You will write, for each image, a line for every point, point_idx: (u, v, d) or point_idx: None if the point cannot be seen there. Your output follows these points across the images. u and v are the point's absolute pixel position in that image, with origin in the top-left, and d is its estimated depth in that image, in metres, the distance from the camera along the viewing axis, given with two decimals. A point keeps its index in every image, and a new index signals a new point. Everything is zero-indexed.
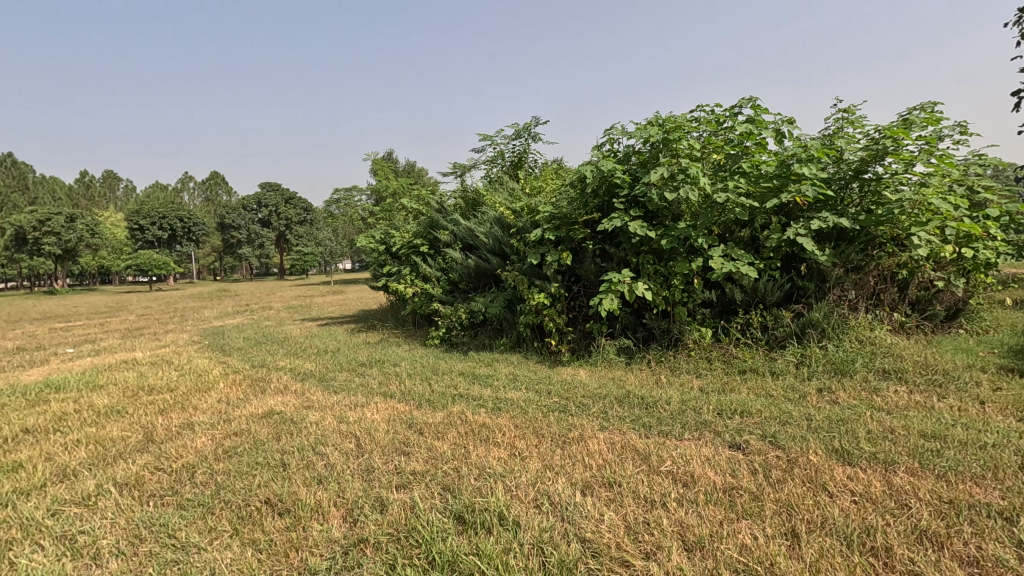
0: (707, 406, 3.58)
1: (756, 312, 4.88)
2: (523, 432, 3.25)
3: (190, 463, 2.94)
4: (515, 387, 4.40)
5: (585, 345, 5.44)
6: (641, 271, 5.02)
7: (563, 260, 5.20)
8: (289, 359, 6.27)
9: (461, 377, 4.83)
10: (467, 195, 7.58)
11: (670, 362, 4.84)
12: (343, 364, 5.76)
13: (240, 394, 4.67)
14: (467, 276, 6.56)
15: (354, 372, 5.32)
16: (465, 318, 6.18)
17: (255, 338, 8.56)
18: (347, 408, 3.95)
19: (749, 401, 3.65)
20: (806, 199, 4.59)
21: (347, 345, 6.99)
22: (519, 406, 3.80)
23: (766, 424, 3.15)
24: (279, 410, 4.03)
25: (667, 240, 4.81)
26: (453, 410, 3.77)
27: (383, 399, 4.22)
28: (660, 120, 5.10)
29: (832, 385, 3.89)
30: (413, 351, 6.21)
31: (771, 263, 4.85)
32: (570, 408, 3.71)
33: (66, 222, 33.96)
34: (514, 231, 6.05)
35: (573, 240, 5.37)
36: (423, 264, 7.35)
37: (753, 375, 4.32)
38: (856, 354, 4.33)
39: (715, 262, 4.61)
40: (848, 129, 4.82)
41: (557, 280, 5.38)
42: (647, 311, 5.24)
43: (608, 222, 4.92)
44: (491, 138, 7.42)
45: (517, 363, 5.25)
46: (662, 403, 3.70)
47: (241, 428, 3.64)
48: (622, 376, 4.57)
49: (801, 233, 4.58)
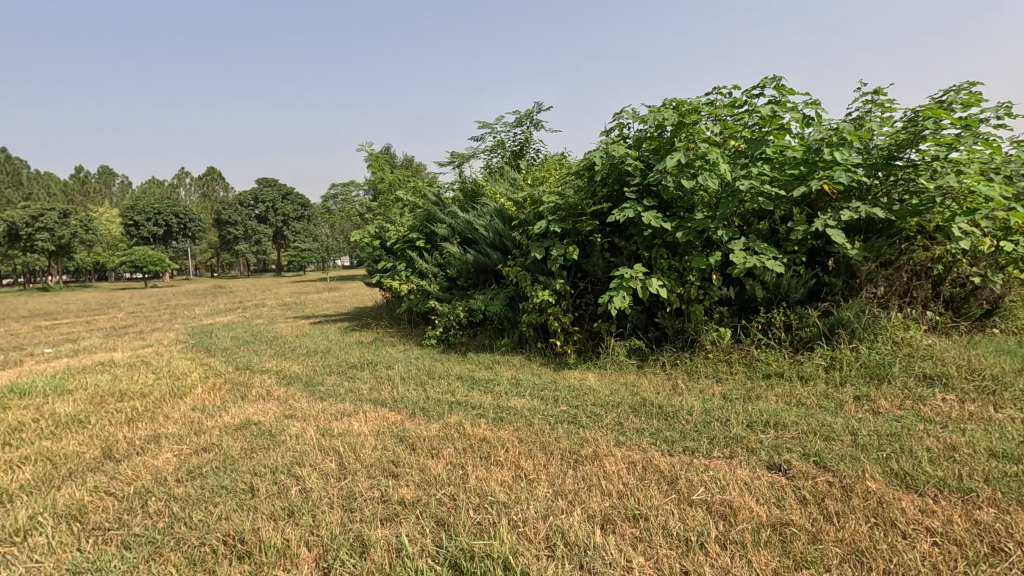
0: (734, 416, 3.19)
1: (779, 311, 4.49)
2: (529, 449, 2.86)
3: (146, 487, 2.55)
4: (519, 394, 4.01)
5: (592, 346, 5.05)
6: (654, 266, 4.63)
7: (570, 255, 4.81)
8: (276, 361, 5.88)
9: (459, 381, 4.44)
10: (465, 187, 7.18)
11: (686, 365, 4.45)
12: (332, 366, 5.37)
13: (218, 400, 4.28)
14: (466, 272, 6.18)
15: (343, 376, 4.93)
16: (464, 317, 5.79)
17: (243, 337, 8.17)
18: (332, 419, 3.57)
19: (781, 411, 3.26)
20: (836, 187, 4.20)
21: (338, 346, 6.60)
22: (523, 416, 3.42)
23: (805, 439, 2.76)
24: (257, 420, 3.64)
25: (684, 233, 4.41)
26: (449, 421, 3.39)
27: (372, 408, 3.83)
28: (675, 103, 4.71)
29: (870, 392, 3.50)
30: (408, 352, 5.82)
31: (796, 257, 4.46)
32: (580, 419, 3.33)
33: (59, 218, 33.51)
34: (516, 224, 5.66)
35: (580, 233, 4.97)
36: (419, 260, 6.97)
37: (780, 380, 3.93)
38: (893, 357, 3.94)
39: (736, 256, 4.22)
40: (879, 112, 4.42)
41: (563, 276, 4.99)
42: (660, 309, 4.85)
43: (620, 213, 4.52)
44: (491, 126, 7.02)
45: (519, 366, 4.86)
46: (682, 413, 3.32)
47: (212, 441, 3.25)
48: (635, 380, 4.18)
49: (830, 224, 4.19)
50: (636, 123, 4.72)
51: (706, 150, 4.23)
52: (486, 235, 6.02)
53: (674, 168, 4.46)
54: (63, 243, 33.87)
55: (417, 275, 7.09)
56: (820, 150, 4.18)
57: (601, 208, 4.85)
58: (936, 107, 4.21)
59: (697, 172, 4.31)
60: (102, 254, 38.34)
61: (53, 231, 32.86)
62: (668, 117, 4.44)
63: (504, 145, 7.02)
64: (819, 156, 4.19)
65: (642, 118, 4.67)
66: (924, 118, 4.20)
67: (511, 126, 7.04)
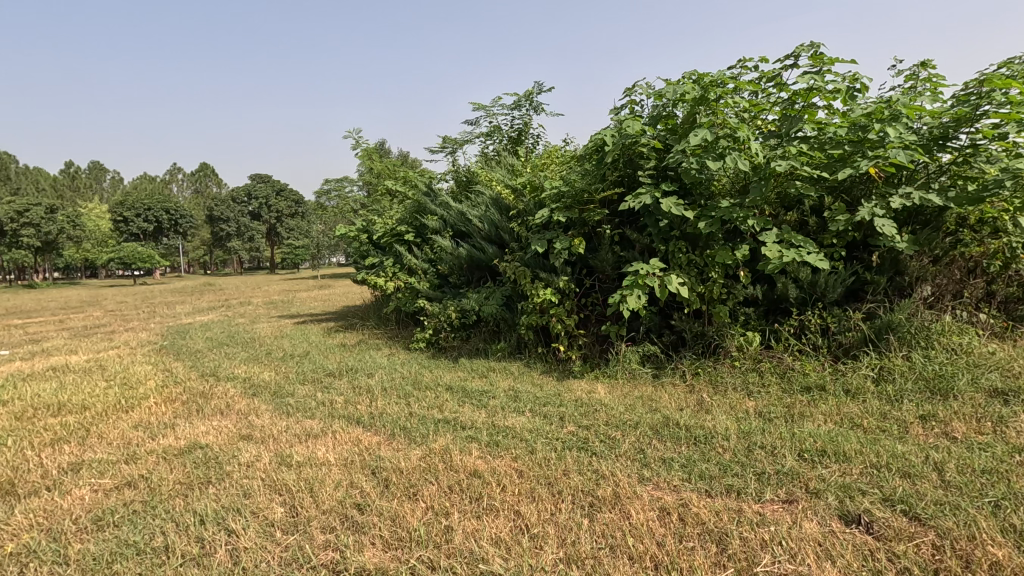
0: (781, 442, 2.61)
1: (814, 313, 3.93)
2: (530, 489, 2.29)
3: (35, 544, 1.97)
4: (518, 410, 3.42)
5: (599, 352, 4.48)
6: (672, 261, 4.06)
7: (576, 248, 4.23)
8: (246, 367, 5.27)
9: (448, 393, 3.86)
10: (458, 176, 6.58)
11: (710, 375, 3.88)
12: (307, 373, 4.78)
13: (167, 415, 3.68)
14: (459, 268, 5.58)
15: (318, 386, 4.34)
16: (456, 318, 5.20)
17: (217, 338, 7.55)
18: (294, 443, 2.98)
19: (834, 435, 2.70)
20: (884, 170, 3.64)
21: (318, 350, 5.99)
22: (522, 441, 2.84)
23: (879, 478, 2.19)
24: (203, 443, 3.04)
25: (707, 224, 3.84)
26: (433, 447, 2.80)
27: (344, 428, 3.24)
28: (695, 76, 4.14)
29: (936, 410, 2.95)
30: (393, 358, 5.23)
31: (834, 252, 3.90)
32: (592, 444, 2.75)
33: (45, 213, 32.68)
34: (514, 215, 5.08)
35: (587, 224, 4.39)
36: (408, 255, 6.38)
37: (822, 394, 3.37)
38: (954, 368, 3.38)
39: (769, 249, 3.65)
40: (932, 86, 3.85)
41: (567, 273, 4.41)
42: (676, 310, 4.29)
43: (633, 200, 3.94)
44: (486, 108, 6.43)
45: (517, 374, 4.28)
46: (716, 437, 2.74)
47: (143, 472, 2.66)
48: (653, 393, 3.60)
49: (879, 212, 3.62)
50: (651, 99, 4.16)
51: (735, 125, 3.66)
52: (481, 227, 5.43)
53: (697, 148, 3.90)
54: (49, 239, 33.07)
55: (406, 271, 6.49)
56: (867, 127, 3.62)
57: (611, 196, 4.27)
58: (1000, 79, 3.64)
59: (724, 153, 3.73)
60: (90, 250, 37.50)
61: (38, 227, 32.05)
62: (690, 90, 3.88)
63: (502, 130, 6.43)
64: (867, 134, 3.62)
65: (658, 92, 4.11)
66: (986, 91, 3.65)
67: (509, 109, 6.44)
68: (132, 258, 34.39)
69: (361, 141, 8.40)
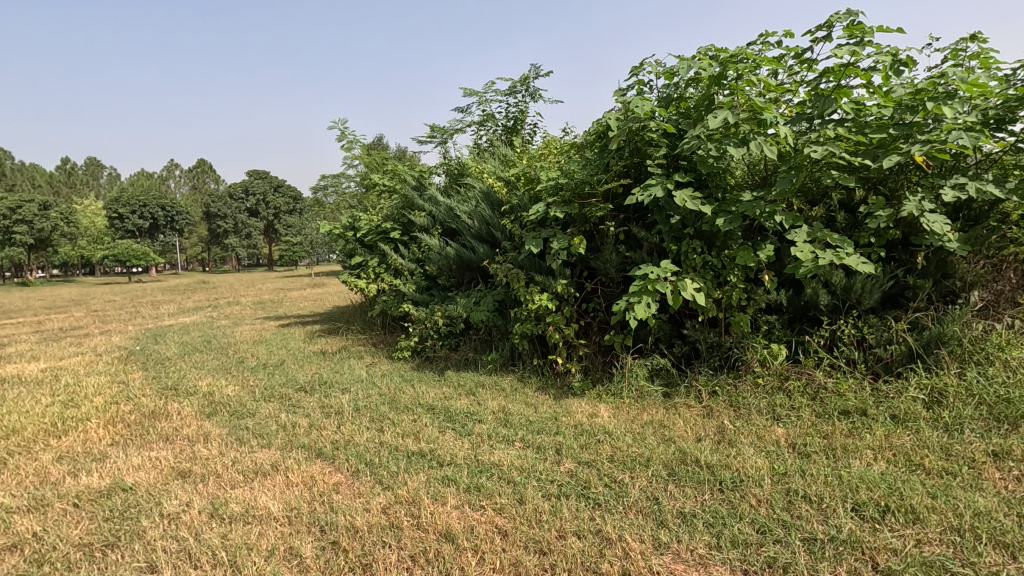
0: (828, 491, 2.11)
1: (848, 322, 3.42)
2: (515, 562, 1.79)
3: None
4: (507, 439, 2.91)
5: (601, 365, 3.98)
6: (684, 263, 3.56)
7: (575, 248, 3.71)
8: (211, 378, 4.77)
9: (429, 416, 3.36)
10: (449, 168, 6.05)
11: (730, 393, 3.37)
12: (276, 388, 4.27)
13: (102, 443, 3.18)
14: (447, 269, 5.07)
15: (285, 404, 3.83)
16: (443, 325, 4.69)
17: (192, 343, 7.03)
18: (237, 485, 2.48)
19: (892, 479, 2.19)
20: (934, 157, 3.11)
21: (294, 358, 5.47)
22: (509, 484, 2.35)
23: (966, 552, 1.69)
24: (129, 482, 2.54)
25: (725, 221, 3.34)
26: (400, 494, 2.30)
27: (300, 462, 2.74)
28: (711, 53, 3.63)
29: (1011, 446, 2.44)
30: (373, 369, 4.72)
31: (872, 252, 3.38)
32: (593, 491, 2.25)
33: (37, 210, 32.14)
34: (507, 210, 4.56)
35: (587, 220, 3.88)
36: (393, 255, 5.87)
37: (864, 421, 2.86)
38: (1020, 390, 2.87)
39: (800, 249, 3.14)
40: (989, 61, 3.32)
41: (565, 276, 3.90)
42: (688, 318, 3.78)
43: (641, 191, 3.42)
44: (479, 95, 5.91)
45: (509, 392, 3.77)
46: (746, 483, 2.23)
47: (42, 526, 2.17)
48: (665, 418, 3.10)
49: (927, 206, 3.11)
50: (662, 78, 3.65)
51: (761, 105, 3.14)
52: (471, 225, 4.92)
53: (715, 132, 3.39)
54: (42, 235, 32.59)
55: (392, 272, 5.97)
56: (915, 107, 3.10)
57: (615, 188, 3.75)
58: None
59: (748, 138, 3.22)
60: (85, 247, 36.99)
61: (31, 223, 31.57)
62: (707, 67, 3.37)
63: (495, 118, 5.91)
64: (914, 116, 3.11)
65: (669, 71, 3.60)
66: None
67: (503, 96, 5.92)
68: (126, 255, 33.87)
69: (347, 133, 7.83)
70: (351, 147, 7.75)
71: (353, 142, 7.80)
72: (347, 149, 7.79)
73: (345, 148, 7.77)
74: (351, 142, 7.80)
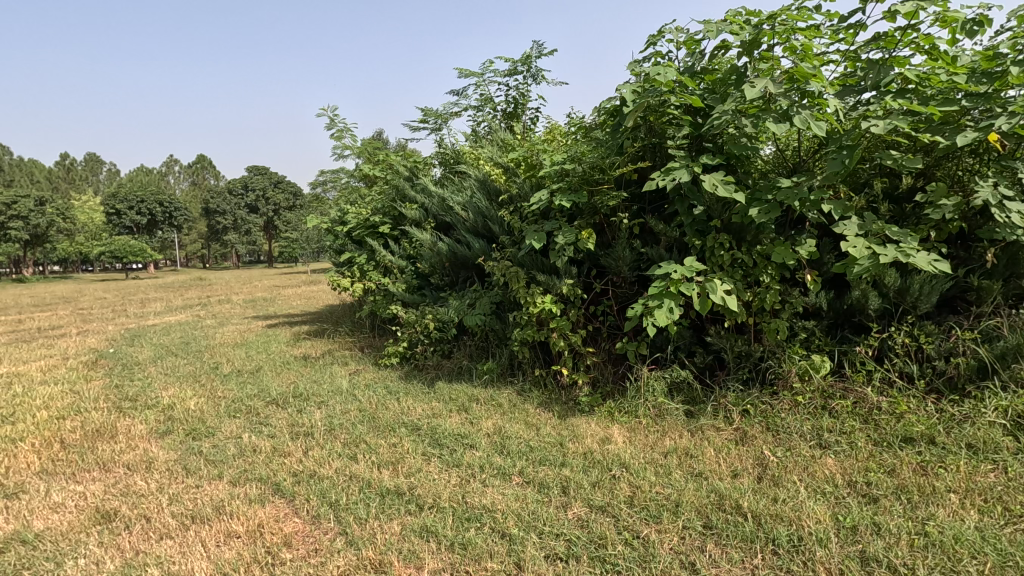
0: (917, 560, 1.62)
1: (903, 330, 2.93)
2: None
3: None
4: (502, 472, 2.43)
5: (611, 376, 3.50)
6: (710, 260, 3.07)
7: (583, 242, 3.22)
8: (177, 388, 4.29)
9: (412, 439, 2.87)
10: (443, 157, 5.56)
11: (765, 412, 2.88)
12: (245, 400, 3.79)
13: (26, 472, 2.69)
14: (439, 267, 4.57)
15: (249, 422, 3.35)
16: (433, 330, 4.20)
17: (169, 346, 6.54)
18: (167, 537, 2.01)
19: (996, 540, 1.71)
20: (1015, 134, 2.58)
21: (272, 364, 4.98)
22: (503, 541, 1.87)
23: None
24: (36, 531, 2.07)
25: (760, 211, 2.84)
26: (364, 555, 1.83)
27: (251, 503, 2.25)
28: (741, 17, 3.12)
29: None
30: (356, 378, 4.23)
31: (931, 249, 2.89)
32: (611, 552, 1.77)
33: (33, 205, 31.69)
34: (505, 201, 4.07)
35: (596, 211, 3.38)
36: (382, 251, 5.38)
37: (935, 452, 2.38)
38: None
39: (853, 243, 2.64)
40: None
41: (571, 275, 3.42)
42: (712, 323, 3.29)
43: (661, 176, 2.90)
44: (476, 76, 5.40)
45: (507, 408, 3.29)
46: (806, 544, 1.75)
47: None
48: (690, 445, 2.62)
49: (1006, 192, 2.59)
50: (683, 46, 3.14)
51: (806, 72, 2.63)
52: (465, 218, 4.42)
53: (748, 106, 2.87)
54: (38, 231, 32.16)
55: (381, 270, 5.47)
56: (991, 74, 2.58)
57: (628, 174, 3.26)
58: None
59: (789, 111, 2.70)
60: (82, 244, 36.58)
61: (27, 218, 31.16)
62: (738, 30, 2.87)
63: (493, 102, 5.40)
64: (988, 85, 2.60)
65: (692, 38, 3.09)
66: None
67: (502, 77, 5.41)
68: (122, 252, 33.37)
69: (336, 121, 7.30)
70: (340, 137, 7.22)
71: (343, 131, 7.27)
72: (336, 139, 7.26)
73: (335, 137, 7.24)
74: (341, 132, 7.27)
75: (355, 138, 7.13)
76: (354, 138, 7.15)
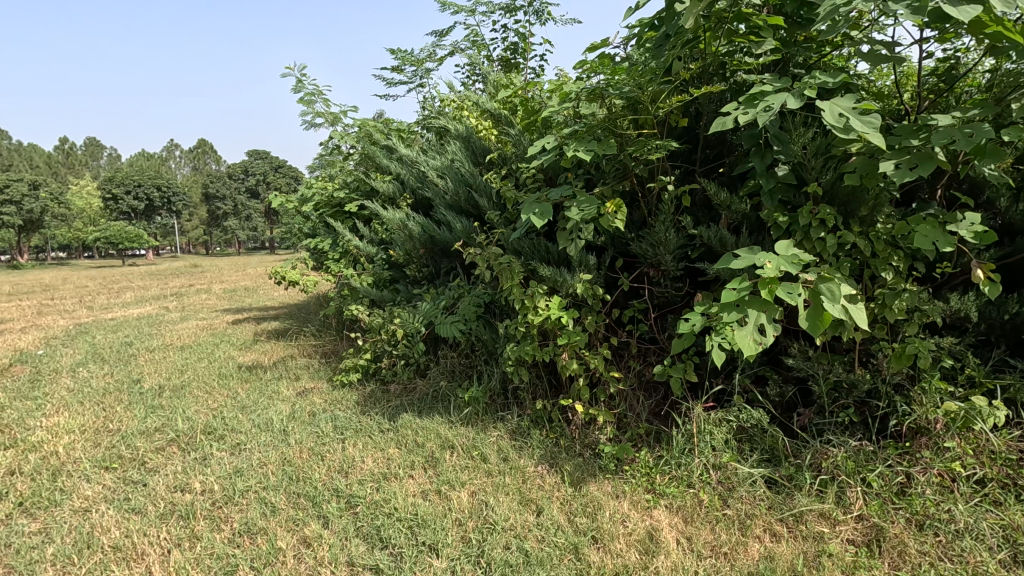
0: None
1: None
2: None
3: None
4: None
5: (644, 412, 2.42)
6: (804, 246, 1.97)
7: (606, 219, 2.13)
8: (66, 415, 3.24)
9: (340, 529, 1.83)
10: (425, 115, 4.46)
11: (899, 489, 1.81)
12: (137, 440, 2.74)
13: None
14: (412, 254, 3.50)
15: (120, 482, 2.30)
16: (400, 338, 3.13)
17: (105, 349, 5.49)
18: None
19: None
20: None
21: (207, 377, 3.94)
22: None
23: None
24: None
25: (899, 167, 1.73)
26: None
27: None
28: None
29: None
30: (299, 403, 3.17)
31: None
32: None
33: (27, 190, 30.83)
34: (496, 163, 2.98)
35: (625, 174, 2.29)
36: (348, 234, 4.31)
37: None
38: None
39: None
40: None
41: (586, 269, 2.33)
42: (799, 341, 2.20)
43: (740, 108, 1.78)
44: (466, 13, 4.29)
45: (494, 464, 2.23)
46: None
47: None
48: (795, 559, 1.59)
49: None
50: None
51: None
52: (444, 189, 3.33)
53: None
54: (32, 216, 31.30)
55: (346, 258, 4.41)
56: None
57: (675, 116, 2.15)
58: None
59: None
60: (80, 229, 35.80)
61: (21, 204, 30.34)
62: None
63: (487, 46, 4.29)
64: None
65: None
66: None
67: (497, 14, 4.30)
68: (118, 238, 32.47)
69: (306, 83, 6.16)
70: (310, 101, 6.10)
71: (313, 94, 6.14)
72: (306, 104, 6.14)
73: (304, 102, 6.12)
74: (312, 96, 6.15)
75: (327, 102, 6.01)
76: (326, 103, 6.03)
